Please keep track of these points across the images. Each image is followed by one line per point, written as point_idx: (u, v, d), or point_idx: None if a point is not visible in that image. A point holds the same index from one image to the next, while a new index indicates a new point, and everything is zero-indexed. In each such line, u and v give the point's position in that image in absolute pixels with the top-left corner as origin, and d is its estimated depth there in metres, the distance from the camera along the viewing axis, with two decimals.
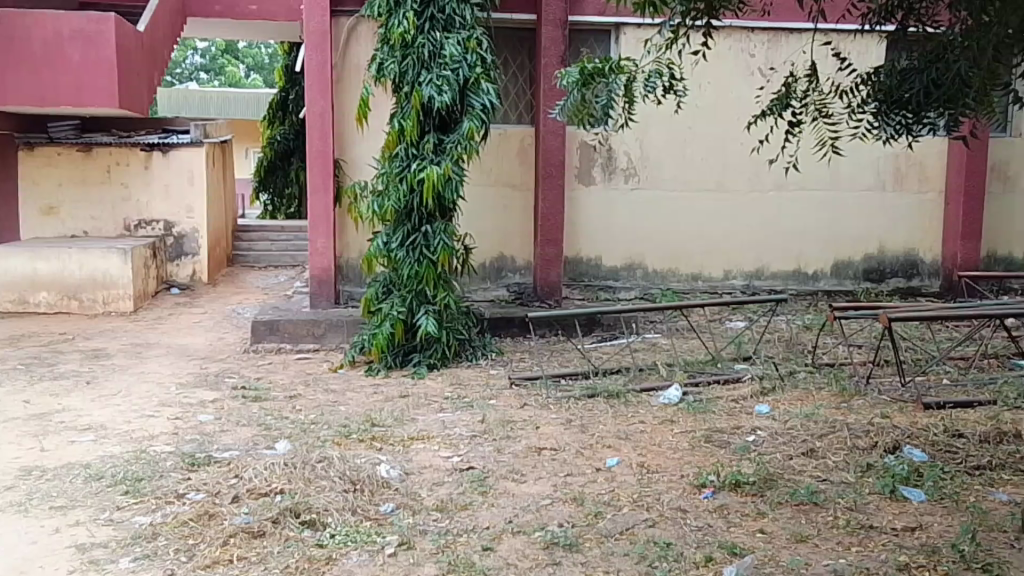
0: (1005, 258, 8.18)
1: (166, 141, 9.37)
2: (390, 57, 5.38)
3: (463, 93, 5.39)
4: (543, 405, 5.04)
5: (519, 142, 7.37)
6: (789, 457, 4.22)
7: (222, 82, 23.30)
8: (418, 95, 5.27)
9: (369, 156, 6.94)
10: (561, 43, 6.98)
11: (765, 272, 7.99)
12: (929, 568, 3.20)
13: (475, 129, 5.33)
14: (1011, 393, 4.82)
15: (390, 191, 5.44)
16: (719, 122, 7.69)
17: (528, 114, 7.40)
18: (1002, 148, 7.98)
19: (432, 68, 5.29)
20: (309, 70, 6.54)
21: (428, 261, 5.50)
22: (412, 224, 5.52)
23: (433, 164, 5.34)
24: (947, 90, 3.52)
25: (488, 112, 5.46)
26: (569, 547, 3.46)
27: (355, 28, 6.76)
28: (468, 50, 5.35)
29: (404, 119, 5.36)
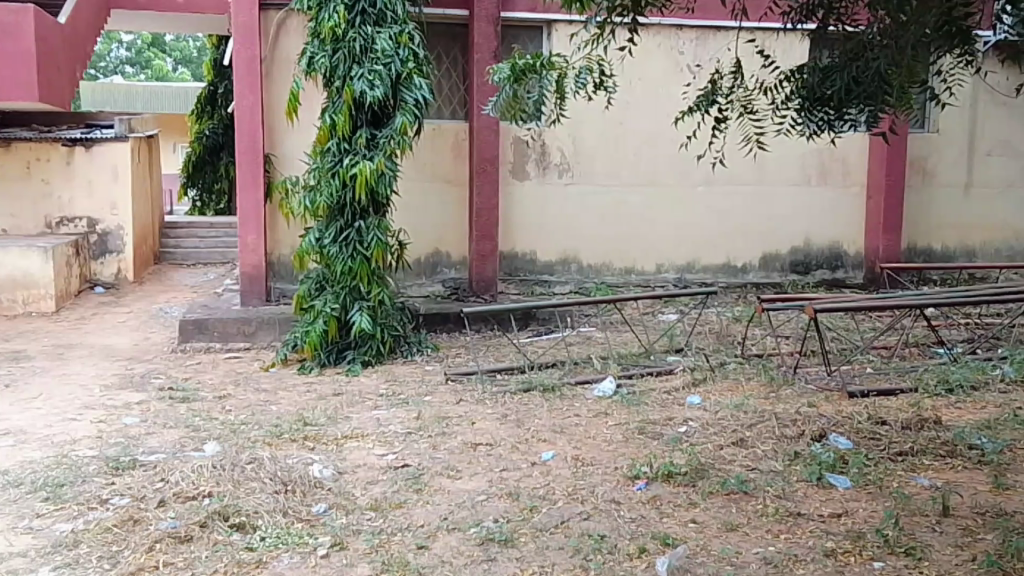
0: (924, 249, 8.51)
1: (90, 136, 9.11)
2: (321, 51, 5.32)
3: (396, 89, 5.37)
4: (478, 401, 5.01)
5: (453, 137, 7.37)
6: (720, 447, 4.26)
7: (149, 75, 22.88)
8: (350, 90, 5.22)
9: (301, 151, 6.88)
10: (494, 39, 7.02)
11: (697, 265, 8.14)
12: (855, 554, 3.27)
13: (408, 124, 5.30)
14: (931, 380, 4.98)
15: (323, 186, 5.38)
16: (649, 118, 7.80)
17: (461, 109, 7.40)
18: (919, 143, 8.30)
19: (364, 63, 5.25)
20: (237, 63, 6.44)
21: (362, 257, 5.45)
22: (345, 219, 5.46)
23: (365, 159, 5.31)
24: (867, 88, 3.61)
25: (422, 107, 5.43)
26: (504, 542, 3.43)
27: (284, 21, 6.69)
28: (400, 45, 5.33)
29: (335, 113, 5.31)
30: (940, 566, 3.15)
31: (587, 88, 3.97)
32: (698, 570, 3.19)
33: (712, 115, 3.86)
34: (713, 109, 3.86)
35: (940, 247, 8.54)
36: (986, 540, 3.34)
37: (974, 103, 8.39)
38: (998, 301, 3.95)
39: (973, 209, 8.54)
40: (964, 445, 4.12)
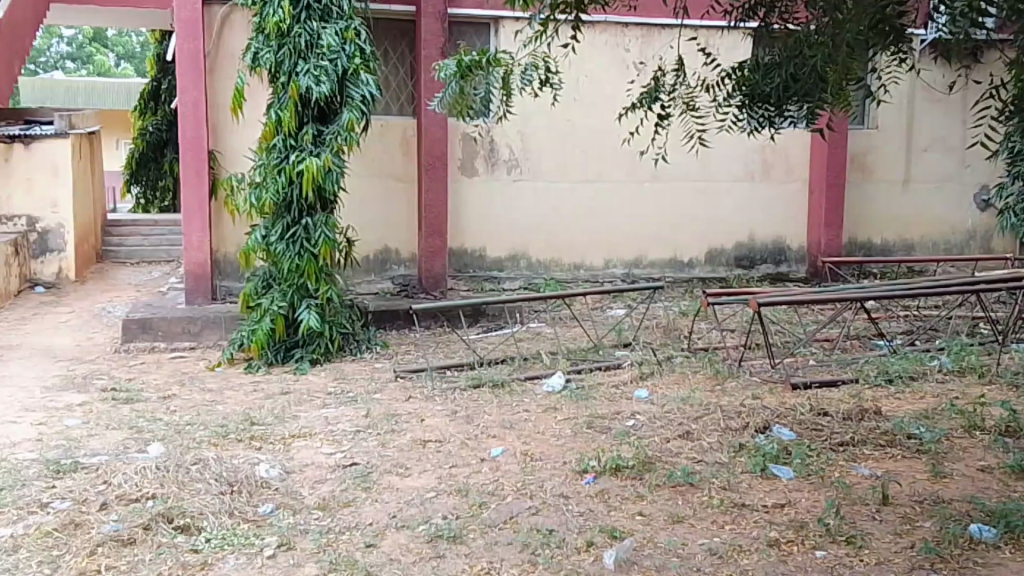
0: (865, 243, 8.73)
1: (29, 133, 8.92)
2: (266, 46, 5.28)
3: (343, 84, 5.34)
4: (429, 398, 5.00)
5: (401, 133, 7.42)
6: (666, 440, 4.30)
7: (91, 71, 22.95)
8: (295, 85, 5.19)
9: (245, 147, 6.91)
10: (441, 35, 7.01)
11: (644, 261, 8.27)
12: (797, 543, 3.32)
13: (355, 120, 5.29)
14: (872, 371, 5.10)
15: (269, 182, 5.33)
16: (596, 115, 7.92)
17: (409, 105, 7.43)
18: (861, 139, 8.51)
19: (309, 58, 5.21)
20: (180, 58, 6.43)
21: (309, 254, 5.41)
22: (291, 216, 5.42)
23: (312, 156, 5.28)
24: (804, 84, 3.65)
25: (369, 103, 5.42)
26: (452, 539, 3.42)
27: (229, 16, 6.74)
28: (346, 41, 5.32)
29: (281, 109, 5.28)
30: (880, 554, 3.21)
31: (533, 85, 3.95)
32: (645, 562, 3.21)
33: (655, 112, 3.88)
34: (656, 106, 3.87)
35: (880, 241, 8.77)
36: (924, 528, 3.41)
37: (911, 100, 8.64)
38: (932, 295, 4.00)
39: (912, 204, 8.78)
40: (903, 435, 4.22)
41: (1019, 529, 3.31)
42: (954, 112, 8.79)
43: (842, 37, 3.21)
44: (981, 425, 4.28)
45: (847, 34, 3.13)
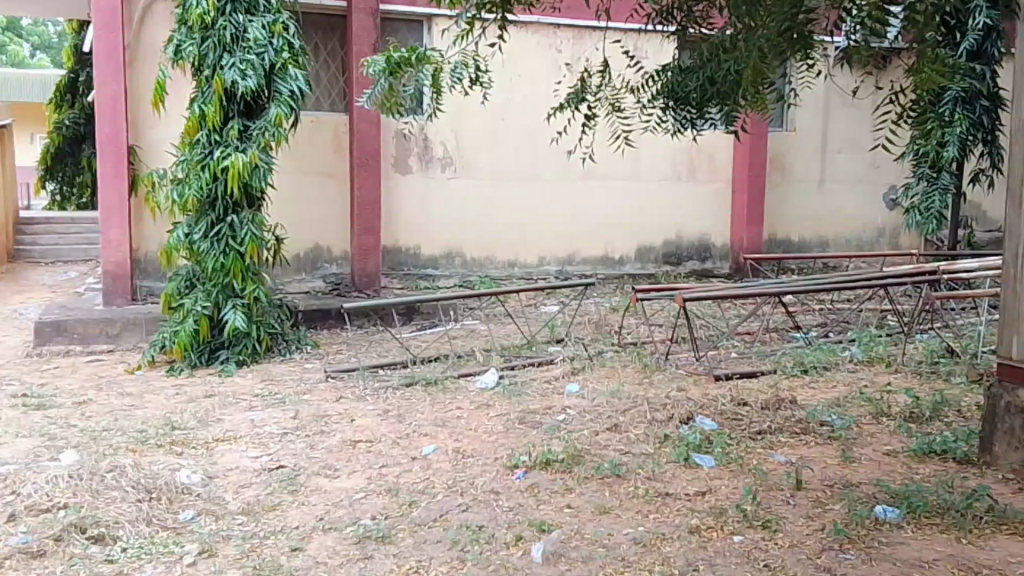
0: (783, 241, 9.24)
1: None
2: (189, 39, 5.17)
3: (270, 79, 5.27)
4: (360, 397, 4.96)
5: (332, 129, 7.43)
6: (595, 433, 4.39)
7: (4, 62, 22.22)
8: (220, 79, 5.10)
9: (166, 142, 6.86)
10: (373, 31, 7.02)
11: (577, 258, 8.54)
12: (717, 529, 3.44)
13: (284, 116, 5.20)
14: (788, 363, 5.36)
15: (192, 179, 5.21)
16: (528, 115, 8.13)
17: (340, 102, 7.46)
18: (779, 142, 9.00)
19: (235, 52, 5.14)
20: (98, 49, 6.34)
21: (235, 253, 5.31)
22: (216, 214, 5.31)
23: (238, 151, 5.20)
24: (721, 88, 3.78)
25: (298, 98, 5.35)
26: (381, 539, 3.39)
27: (151, 6, 6.72)
28: (274, 35, 5.25)
29: (205, 104, 5.16)
30: (793, 537, 3.35)
31: (463, 84, 3.94)
32: (572, 554, 3.25)
33: (582, 112, 3.96)
34: (583, 106, 3.95)
35: (797, 239, 9.30)
36: (835, 510, 3.58)
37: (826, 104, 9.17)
38: (843, 290, 4.08)
39: (828, 203, 9.36)
40: (816, 422, 4.43)
41: (919, 509, 3.53)
42: (864, 117, 9.40)
43: (753, 42, 3.35)
44: (888, 412, 4.55)
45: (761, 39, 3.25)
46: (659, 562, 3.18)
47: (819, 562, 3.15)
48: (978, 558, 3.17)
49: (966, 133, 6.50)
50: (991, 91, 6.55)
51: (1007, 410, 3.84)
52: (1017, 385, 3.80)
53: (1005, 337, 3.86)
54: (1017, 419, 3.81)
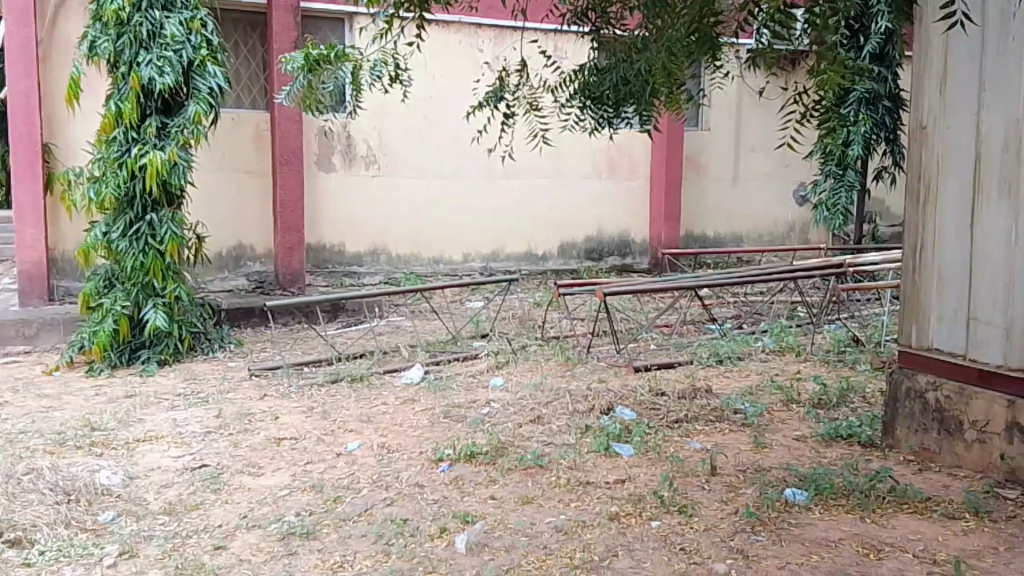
0: (699, 236, 10.15)
1: None
2: (104, 35, 5.17)
3: (188, 76, 5.33)
4: (284, 395, 4.99)
5: (253, 125, 7.74)
6: (519, 425, 4.49)
7: None
8: (137, 76, 5.11)
9: (83, 140, 6.91)
10: (293, 28, 7.36)
11: (501, 254, 9.23)
12: (635, 515, 3.55)
13: (202, 113, 5.27)
14: (705, 353, 5.63)
15: (109, 177, 5.23)
16: (449, 115, 8.73)
17: (261, 99, 7.77)
18: (695, 141, 9.95)
19: (151, 48, 5.15)
20: (9, 46, 6.27)
21: (155, 251, 5.35)
22: (134, 212, 5.34)
23: (155, 149, 5.22)
24: (634, 88, 3.89)
25: (218, 96, 5.42)
26: (305, 535, 3.40)
27: (64, 3, 6.69)
28: (192, 32, 5.27)
29: (121, 101, 5.18)
30: (707, 520, 3.49)
31: (383, 81, 4.01)
32: (494, 544, 3.32)
33: (500, 110, 4.05)
34: (501, 105, 4.04)
35: (712, 234, 10.25)
36: (747, 494, 3.74)
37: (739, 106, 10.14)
38: (756, 282, 4.21)
39: (742, 199, 10.31)
40: (730, 411, 4.63)
41: (826, 490, 3.71)
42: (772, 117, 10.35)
43: (663, 43, 3.47)
44: (797, 399, 4.80)
45: (671, 41, 3.34)
46: (580, 548, 3.28)
47: (732, 544, 3.27)
48: (881, 536, 3.34)
49: (870, 132, 6.82)
50: (893, 93, 6.90)
51: (907, 395, 4.19)
52: (915, 370, 4.17)
53: (906, 327, 4.20)
54: (916, 404, 4.15)
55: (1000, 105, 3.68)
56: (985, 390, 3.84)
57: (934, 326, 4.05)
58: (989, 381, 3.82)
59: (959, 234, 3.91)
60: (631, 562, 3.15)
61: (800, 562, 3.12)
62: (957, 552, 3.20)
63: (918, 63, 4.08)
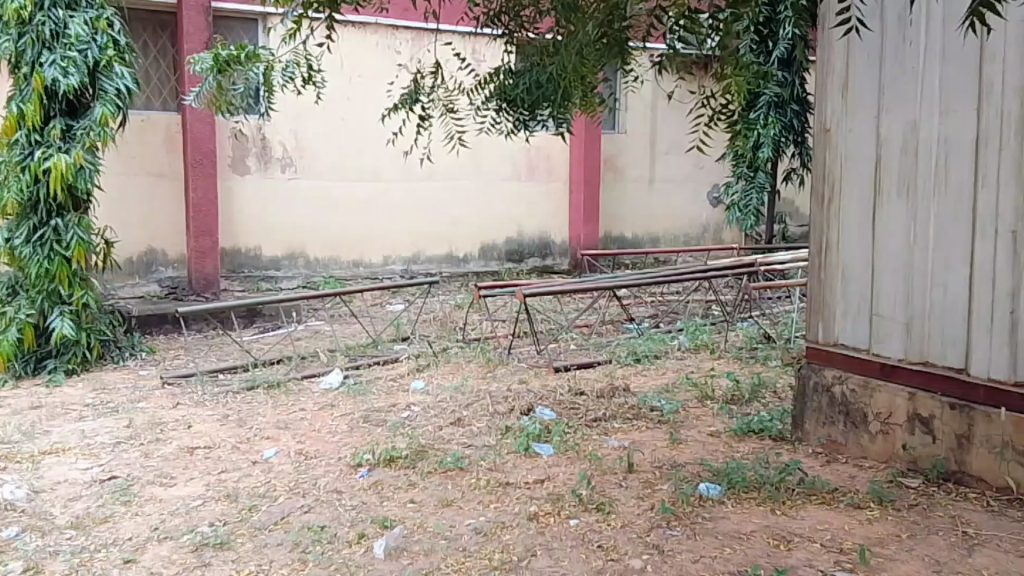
0: (618, 237, 10.96)
1: None
2: (5, 33, 5.17)
3: (94, 77, 5.38)
4: (198, 403, 4.95)
5: (164, 128, 8.25)
6: (439, 428, 4.53)
7: None
8: (39, 77, 5.13)
9: None
10: (204, 29, 7.90)
11: (421, 257, 9.79)
12: (554, 515, 3.58)
13: (109, 114, 5.32)
14: (623, 352, 5.90)
15: (10, 181, 5.24)
16: (366, 117, 9.30)
17: (172, 100, 8.31)
18: (613, 143, 10.76)
19: (55, 48, 5.19)
20: None
21: (61, 257, 5.38)
22: (39, 217, 5.36)
23: (60, 152, 5.25)
24: (546, 91, 3.90)
25: (125, 97, 5.49)
26: (219, 546, 3.30)
27: None
28: (97, 31, 5.35)
29: (23, 103, 5.19)
30: (624, 517, 3.53)
31: (296, 83, 4.05)
32: (414, 548, 3.28)
33: (416, 113, 4.05)
34: (417, 106, 4.04)
35: (630, 235, 11.04)
36: (662, 490, 3.81)
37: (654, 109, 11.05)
38: (672, 282, 4.30)
39: (657, 201, 11.19)
40: (647, 408, 4.79)
41: (738, 484, 3.80)
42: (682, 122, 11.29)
43: (574, 47, 3.44)
44: (711, 395, 5.00)
45: (580, 44, 3.32)
46: (498, 550, 3.27)
47: (648, 540, 3.32)
48: (790, 527, 3.43)
49: (779, 135, 7.09)
50: (801, 97, 7.09)
51: (815, 390, 4.32)
52: (822, 365, 4.31)
53: (813, 324, 4.33)
54: (823, 398, 4.29)
55: (899, 106, 3.83)
56: (888, 383, 4.00)
57: (839, 321, 4.19)
58: (890, 374, 3.98)
59: (860, 231, 4.05)
60: (549, 561, 3.17)
61: (713, 556, 3.18)
62: (862, 541, 3.30)
63: (821, 68, 4.21)
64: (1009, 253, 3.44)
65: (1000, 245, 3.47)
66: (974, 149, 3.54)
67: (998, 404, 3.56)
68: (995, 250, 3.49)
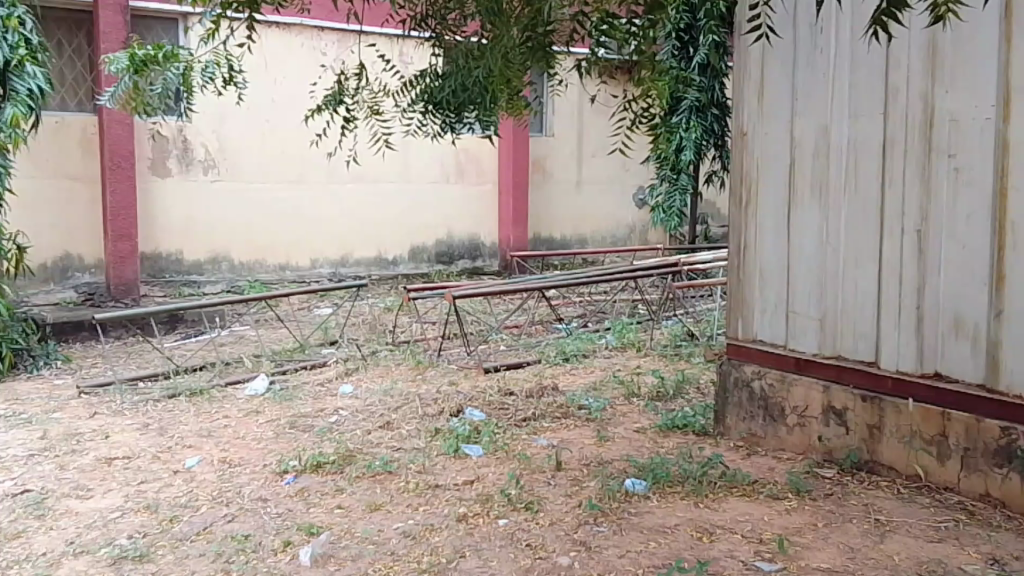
0: (546, 238, 11.38)
1: None
2: None
3: (4, 77, 5.25)
4: (117, 412, 4.84)
5: (80, 130, 8.20)
6: (368, 432, 4.54)
7: None
8: None
9: None
10: (122, 27, 7.94)
11: (350, 259, 9.99)
12: (483, 515, 3.58)
13: (20, 115, 5.21)
14: (553, 352, 6.05)
15: None
16: (291, 118, 9.41)
17: (88, 101, 8.27)
18: (540, 145, 11.17)
19: None
20: None
21: None
22: None
23: None
24: (473, 93, 3.88)
25: (37, 98, 5.38)
26: (138, 559, 3.19)
27: None
28: (8, 30, 5.20)
29: None
30: (552, 515, 3.57)
31: (215, 84, 4.03)
32: (341, 553, 3.23)
33: (340, 114, 4.02)
34: (341, 108, 4.01)
35: (558, 235, 11.51)
36: (590, 487, 3.87)
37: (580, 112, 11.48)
38: (599, 282, 4.37)
39: (585, 202, 11.67)
40: (575, 407, 4.91)
41: (663, 479, 3.89)
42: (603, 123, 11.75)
43: (498, 50, 3.34)
44: (637, 392, 5.15)
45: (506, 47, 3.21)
46: (427, 552, 3.25)
47: (575, 537, 3.36)
48: (712, 519, 3.52)
49: (700, 138, 7.80)
50: (720, 102, 7.75)
51: (735, 385, 4.46)
52: (742, 361, 4.46)
53: (733, 321, 4.47)
54: (743, 393, 4.44)
55: (811, 110, 3.98)
56: (804, 376, 4.15)
57: (758, 318, 4.34)
58: (805, 368, 4.14)
59: (775, 231, 4.20)
60: (477, 562, 3.16)
61: (639, 551, 3.23)
62: (781, 531, 3.40)
63: (738, 73, 4.35)
64: (913, 251, 3.60)
65: (905, 243, 3.63)
66: (881, 151, 3.70)
67: (905, 395, 3.72)
68: (900, 249, 3.65)
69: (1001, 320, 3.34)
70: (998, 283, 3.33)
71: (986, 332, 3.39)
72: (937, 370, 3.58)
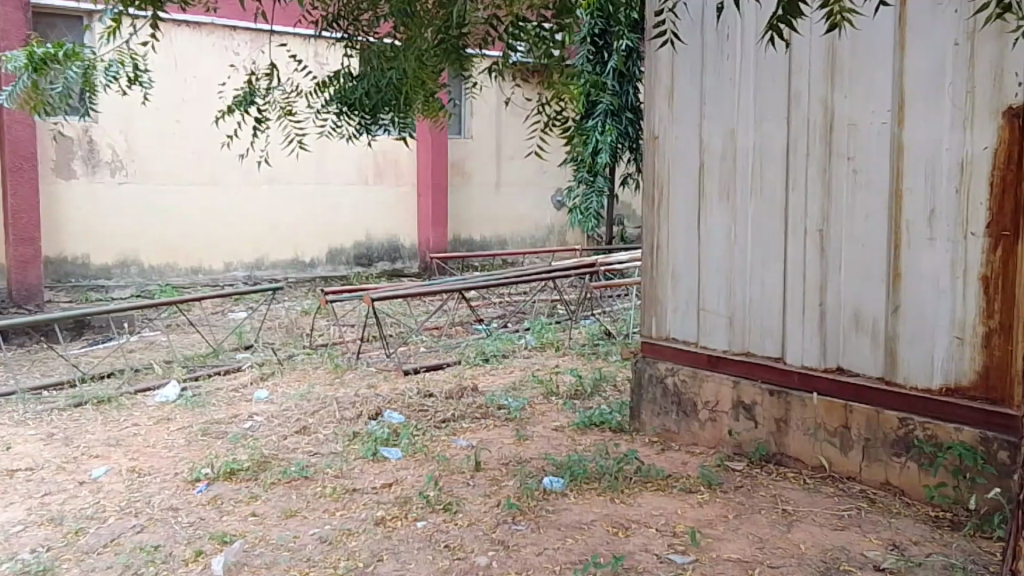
0: (467, 240, 11.43)
1: None
2: None
3: None
4: (17, 422, 4.67)
5: None
6: (284, 437, 4.50)
7: None
8: None
9: None
10: (23, 25, 7.77)
11: (265, 262, 9.86)
12: (401, 518, 3.56)
13: None
14: (472, 353, 6.10)
15: None
16: (201, 119, 9.26)
17: None
18: (458, 148, 11.19)
19: None
20: None
21: None
22: None
23: None
24: (385, 96, 3.81)
25: None
26: (40, 572, 3.07)
27: None
28: None
29: None
30: (471, 515, 3.57)
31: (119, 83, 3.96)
32: (254, 561, 3.16)
33: (252, 116, 3.96)
34: (252, 110, 3.95)
35: (478, 237, 11.54)
36: (508, 486, 3.90)
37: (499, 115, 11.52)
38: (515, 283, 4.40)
39: (504, 204, 11.76)
40: (495, 407, 4.95)
41: (580, 476, 3.95)
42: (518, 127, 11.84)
43: (411, 50, 3.28)
44: (556, 391, 5.22)
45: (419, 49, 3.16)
46: (343, 557, 3.21)
47: (493, 537, 3.37)
48: (628, 514, 3.58)
49: (617, 141, 8.05)
50: (634, 107, 8.03)
51: (650, 381, 4.56)
52: (656, 358, 4.56)
53: (647, 320, 4.57)
54: (658, 389, 4.54)
55: (720, 114, 4.09)
56: (715, 372, 4.28)
57: (670, 316, 4.45)
58: (717, 364, 4.26)
59: (687, 230, 4.31)
60: (395, 565, 3.14)
61: (556, 547, 3.26)
62: (694, 523, 3.48)
63: (650, 78, 4.44)
64: (816, 250, 3.75)
65: (809, 241, 3.77)
66: (784, 153, 3.84)
67: (811, 389, 3.86)
68: (804, 248, 3.79)
69: (897, 315, 3.49)
70: (894, 279, 3.48)
71: (884, 326, 3.54)
72: (839, 364, 3.73)
